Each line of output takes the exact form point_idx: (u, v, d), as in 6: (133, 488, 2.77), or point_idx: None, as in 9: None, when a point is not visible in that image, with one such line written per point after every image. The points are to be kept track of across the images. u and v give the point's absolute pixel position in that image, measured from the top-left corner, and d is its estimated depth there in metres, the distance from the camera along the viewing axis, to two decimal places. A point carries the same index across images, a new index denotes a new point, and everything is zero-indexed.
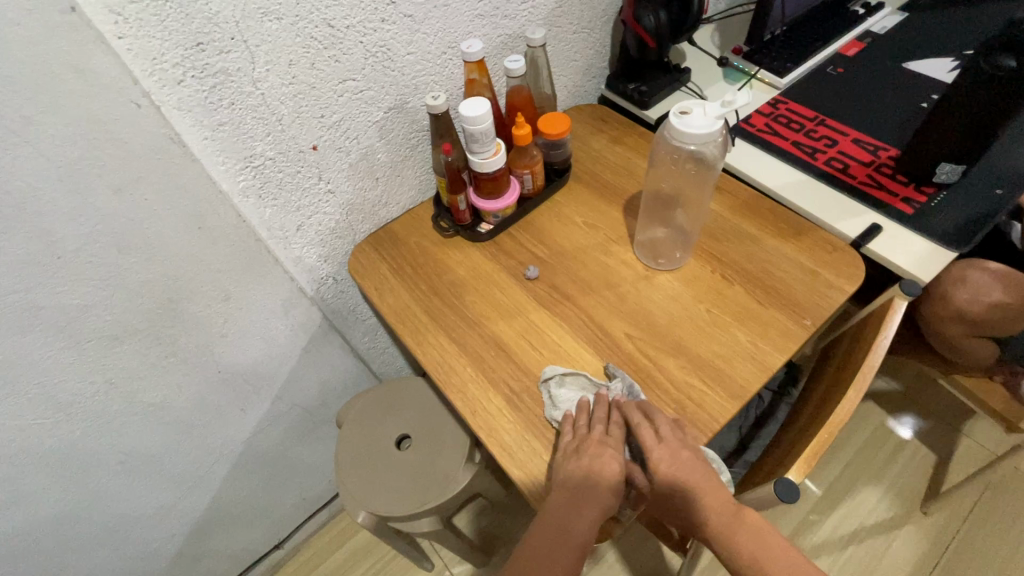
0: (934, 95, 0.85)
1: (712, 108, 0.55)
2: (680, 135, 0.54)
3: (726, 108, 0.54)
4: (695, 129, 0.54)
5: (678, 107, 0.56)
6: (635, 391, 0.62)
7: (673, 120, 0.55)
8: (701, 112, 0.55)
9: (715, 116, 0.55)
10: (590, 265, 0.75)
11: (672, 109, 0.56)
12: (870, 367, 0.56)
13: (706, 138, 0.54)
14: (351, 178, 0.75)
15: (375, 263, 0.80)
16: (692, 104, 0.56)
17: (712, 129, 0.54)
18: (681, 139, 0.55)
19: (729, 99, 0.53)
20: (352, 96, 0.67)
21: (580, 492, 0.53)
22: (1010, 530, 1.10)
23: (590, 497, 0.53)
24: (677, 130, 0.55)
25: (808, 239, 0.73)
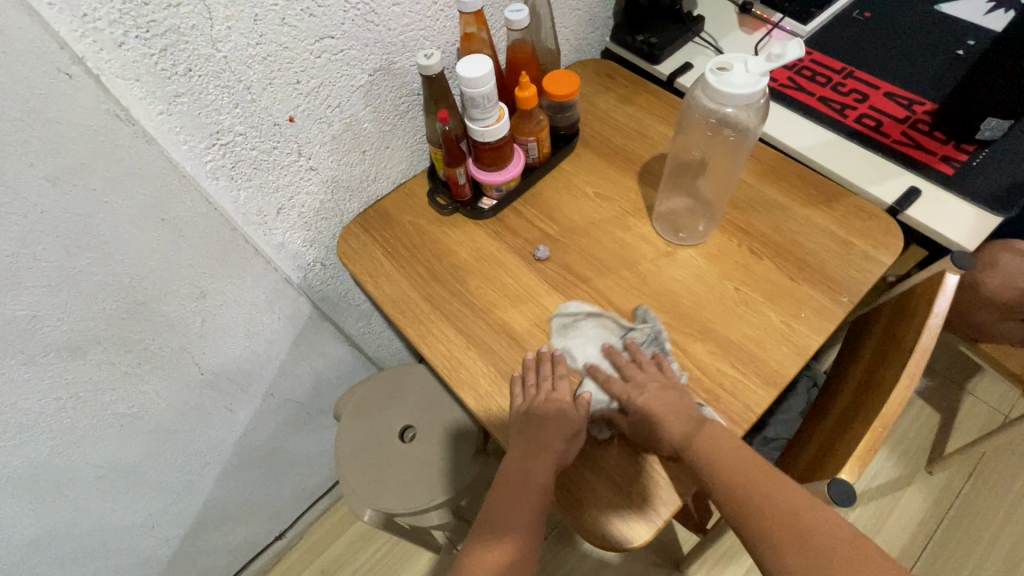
0: (969, 42, 0.78)
1: (755, 62, 0.47)
2: (719, 95, 0.47)
3: (772, 63, 0.47)
4: (735, 89, 0.47)
5: (715, 61, 0.49)
6: (663, 341, 0.60)
7: (708, 78, 0.48)
8: (742, 68, 0.48)
9: (759, 73, 0.47)
10: (605, 242, 0.69)
11: (709, 64, 0.48)
12: (922, 354, 0.51)
13: (747, 99, 0.47)
14: (334, 152, 0.66)
15: (366, 245, 0.73)
16: (733, 58, 0.48)
17: (755, 89, 0.46)
18: (719, 101, 0.48)
19: (777, 52, 0.45)
20: (332, 57, 0.58)
21: (530, 444, 0.54)
22: (1012, 485, 1.11)
23: (540, 445, 0.53)
24: (713, 90, 0.47)
25: (841, 206, 0.67)
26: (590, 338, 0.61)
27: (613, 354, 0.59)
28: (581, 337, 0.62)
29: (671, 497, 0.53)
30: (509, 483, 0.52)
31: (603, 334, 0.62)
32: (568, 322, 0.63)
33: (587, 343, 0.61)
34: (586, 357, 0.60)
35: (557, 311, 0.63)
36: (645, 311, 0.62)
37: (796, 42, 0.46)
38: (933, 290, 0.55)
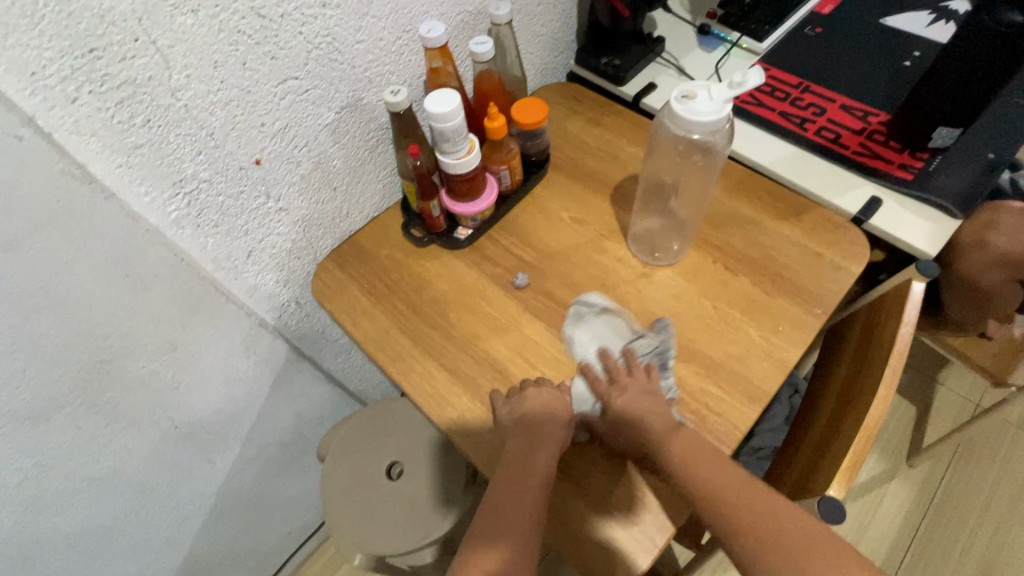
0: (915, 53, 0.82)
1: (718, 89, 0.48)
2: (686, 124, 0.48)
3: (734, 89, 0.47)
4: (701, 118, 0.47)
5: (680, 90, 0.49)
6: (665, 355, 0.60)
7: (674, 106, 0.49)
8: (706, 95, 0.49)
9: (722, 100, 0.48)
10: (583, 267, 0.69)
11: (673, 92, 0.49)
12: (897, 364, 0.53)
13: (713, 125, 0.48)
14: (305, 191, 0.65)
15: (342, 282, 0.71)
16: (697, 86, 0.49)
17: (721, 116, 0.47)
18: (686, 128, 0.48)
19: (739, 80, 0.46)
20: (297, 98, 0.57)
21: (532, 437, 0.53)
22: (988, 472, 1.14)
23: (544, 438, 0.53)
24: (680, 118, 0.48)
25: (808, 218, 0.69)
26: (598, 334, 0.62)
27: (608, 358, 0.59)
28: (595, 330, 0.63)
29: (665, 522, 0.53)
30: (503, 496, 0.51)
31: (609, 335, 0.62)
32: (583, 312, 0.65)
33: (591, 340, 0.62)
34: (586, 354, 0.61)
35: (578, 299, 0.66)
36: (662, 324, 0.62)
37: (755, 69, 0.47)
38: (901, 299, 0.57)
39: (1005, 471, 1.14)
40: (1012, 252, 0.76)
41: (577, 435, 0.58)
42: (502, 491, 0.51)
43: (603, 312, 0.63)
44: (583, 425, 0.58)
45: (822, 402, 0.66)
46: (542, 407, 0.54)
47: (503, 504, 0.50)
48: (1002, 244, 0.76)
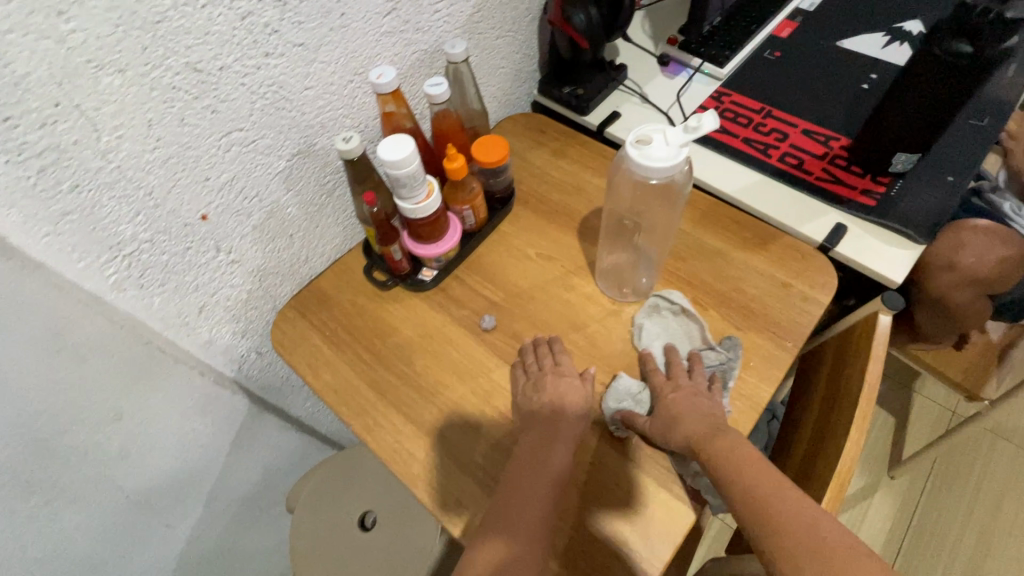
0: (872, 76, 0.83)
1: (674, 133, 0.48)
2: (644, 169, 0.47)
3: (690, 133, 0.47)
4: (657, 163, 0.47)
5: (635, 134, 0.48)
6: (729, 371, 0.60)
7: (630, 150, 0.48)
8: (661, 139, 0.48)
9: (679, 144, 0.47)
10: (551, 306, 0.68)
11: (629, 137, 0.48)
12: (868, 402, 0.52)
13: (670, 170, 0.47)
14: (258, 241, 0.63)
15: (303, 331, 0.69)
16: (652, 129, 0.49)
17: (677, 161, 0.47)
18: (645, 174, 0.47)
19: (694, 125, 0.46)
20: (243, 149, 0.55)
21: (546, 428, 0.56)
22: (967, 481, 1.15)
23: (556, 432, 0.55)
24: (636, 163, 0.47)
25: (776, 248, 0.68)
26: (665, 331, 0.64)
27: (674, 355, 0.61)
28: (663, 327, 0.64)
29: (679, 521, 0.53)
30: (518, 476, 0.52)
31: (680, 332, 0.64)
32: (663, 307, 0.65)
33: (660, 333, 0.64)
34: (650, 344, 0.63)
35: (659, 292, 0.66)
36: (732, 342, 0.61)
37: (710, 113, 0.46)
38: (869, 332, 0.57)
39: (983, 478, 1.15)
40: (979, 271, 0.79)
41: (616, 430, 0.58)
42: (519, 467, 0.53)
43: (684, 310, 0.64)
44: (621, 420, 0.58)
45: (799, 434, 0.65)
46: (554, 397, 0.57)
47: (517, 479, 0.52)
48: (970, 265, 0.79)
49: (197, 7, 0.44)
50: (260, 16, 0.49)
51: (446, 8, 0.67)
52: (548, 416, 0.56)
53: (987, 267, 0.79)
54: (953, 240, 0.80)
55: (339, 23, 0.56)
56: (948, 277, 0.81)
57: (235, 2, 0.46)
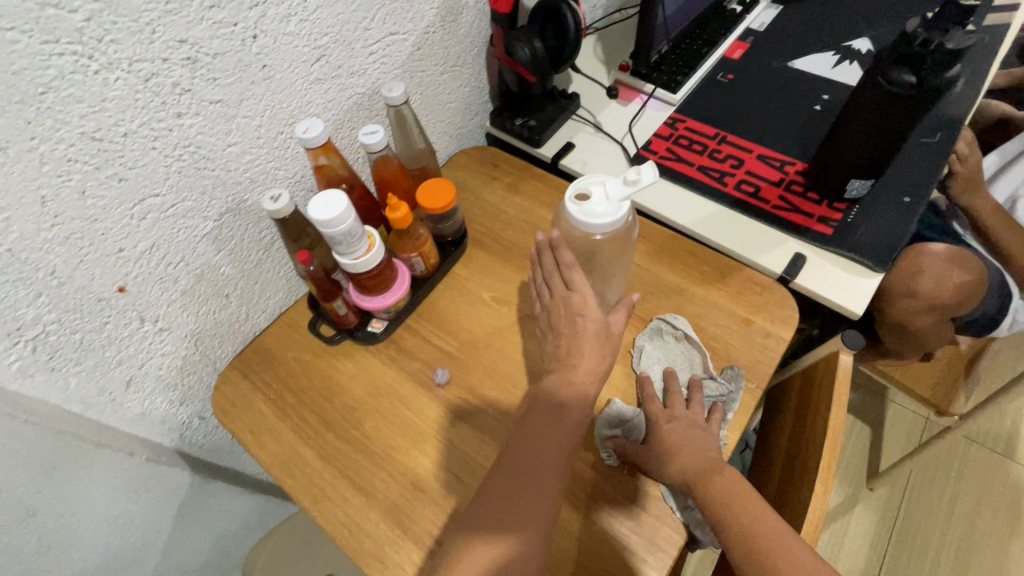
0: (824, 97, 0.83)
1: (615, 186, 0.46)
2: (582, 227, 0.46)
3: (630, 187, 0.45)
4: (595, 222, 0.46)
5: (578, 188, 0.48)
6: (731, 401, 0.58)
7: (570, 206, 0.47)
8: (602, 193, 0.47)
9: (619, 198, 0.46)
10: (508, 354, 0.65)
11: (570, 192, 0.48)
12: (832, 449, 0.51)
13: (612, 226, 0.46)
14: (189, 306, 0.59)
15: (245, 394, 0.64)
16: (593, 182, 0.48)
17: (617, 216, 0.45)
18: (585, 231, 0.46)
19: (633, 178, 0.44)
20: (162, 215, 0.51)
21: (553, 416, 0.53)
22: (944, 489, 1.15)
23: (563, 416, 0.52)
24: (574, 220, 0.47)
25: (735, 281, 0.66)
26: (665, 356, 0.62)
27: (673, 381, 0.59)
28: (663, 351, 0.63)
29: (661, 560, 0.51)
30: (512, 477, 0.50)
31: (679, 357, 0.62)
32: (664, 330, 0.63)
33: (661, 358, 0.62)
34: (649, 369, 0.61)
35: (663, 316, 0.64)
36: (734, 373, 0.59)
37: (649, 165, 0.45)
38: (832, 371, 0.55)
39: (959, 484, 1.15)
40: (939, 297, 0.79)
41: (608, 457, 0.56)
42: (517, 460, 0.51)
43: (686, 337, 0.62)
44: (614, 448, 0.56)
45: (769, 475, 0.63)
46: (560, 393, 0.54)
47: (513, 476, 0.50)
48: (929, 290, 0.80)
49: (88, 73, 0.40)
50: (167, 76, 0.45)
51: (382, 49, 0.64)
52: (551, 407, 0.53)
53: (946, 293, 0.79)
54: (912, 267, 0.81)
55: (261, 75, 0.52)
56: (906, 304, 0.83)
57: (134, 64, 0.43)
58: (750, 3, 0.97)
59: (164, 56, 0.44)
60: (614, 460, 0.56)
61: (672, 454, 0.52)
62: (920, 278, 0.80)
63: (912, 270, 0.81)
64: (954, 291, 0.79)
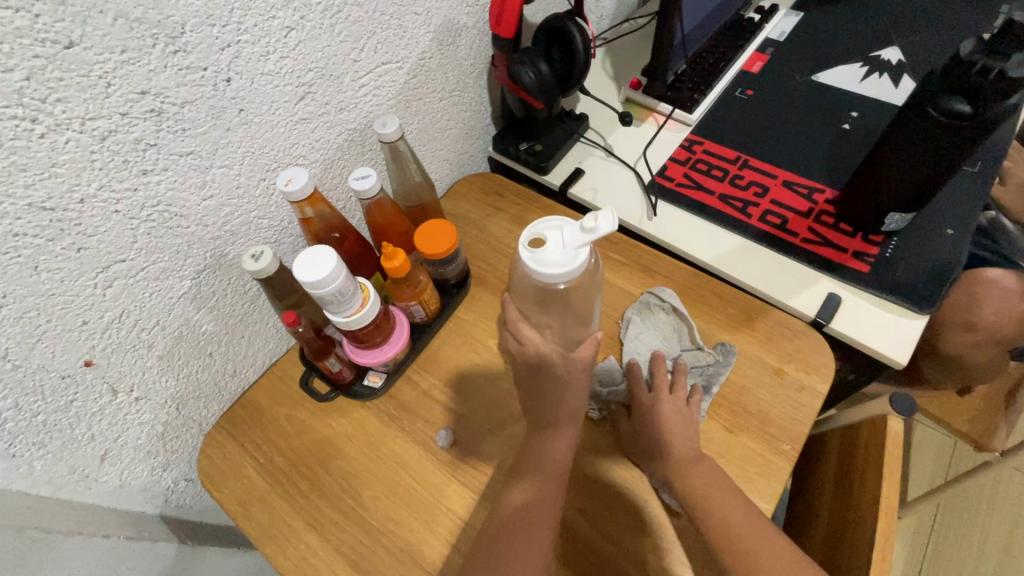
0: (853, 114, 0.77)
1: (571, 231, 0.43)
2: (541, 278, 0.44)
3: (585, 235, 0.42)
4: (556, 273, 0.43)
5: (531, 234, 0.45)
6: (720, 374, 0.57)
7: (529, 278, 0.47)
8: (558, 238, 0.44)
9: (575, 245, 0.43)
10: (517, 411, 0.59)
11: (523, 238, 0.45)
12: (887, 537, 0.45)
13: (570, 275, 0.44)
14: (168, 370, 0.54)
15: (233, 457, 0.59)
16: (547, 226, 0.45)
17: (575, 266, 0.43)
18: (544, 281, 0.44)
19: (589, 227, 0.41)
20: (131, 280, 0.46)
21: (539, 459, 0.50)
22: (975, 515, 1.09)
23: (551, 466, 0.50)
24: (532, 270, 0.44)
25: (763, 326, 0.61)
26: (656, 328, 0.62)
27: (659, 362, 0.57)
28: (655, 325, 0.62)
29: None
30: (524, 502, 0.48)
31: (666, 330, 0.62)
32: (653, 304, 0.63)
33: (650, 332, 0.61)
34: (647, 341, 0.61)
35: (650, 292, 0.63)
36: (725, 349, 0.59)
37: (605, 210, 0.41)
38: (880, 438, 0.50)
39: (992, 512, 1.09)
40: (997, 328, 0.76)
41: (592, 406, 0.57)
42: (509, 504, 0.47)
43: (675, 311, 0.62)
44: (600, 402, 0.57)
45: (810, 544, 0.58)
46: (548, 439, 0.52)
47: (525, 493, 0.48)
48: (988, 324, 0.76)
49: (32, 138, 0.35)
50: (127, 132, 0.40)
51: (374, 81, 0.58)
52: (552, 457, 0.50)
53: (1004, 322, 0.76)
54: (967, 297, 0.76)
55: (238, 120, 0.47)
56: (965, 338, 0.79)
57: (87, 122, 0.38)
58: (769, 12, 0.91)
59: (123, 111, 0.39)
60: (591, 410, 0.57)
61: (713, 499, 0.47)
62: (979, 310, 0.76)
63: (967, 303, 0.77)
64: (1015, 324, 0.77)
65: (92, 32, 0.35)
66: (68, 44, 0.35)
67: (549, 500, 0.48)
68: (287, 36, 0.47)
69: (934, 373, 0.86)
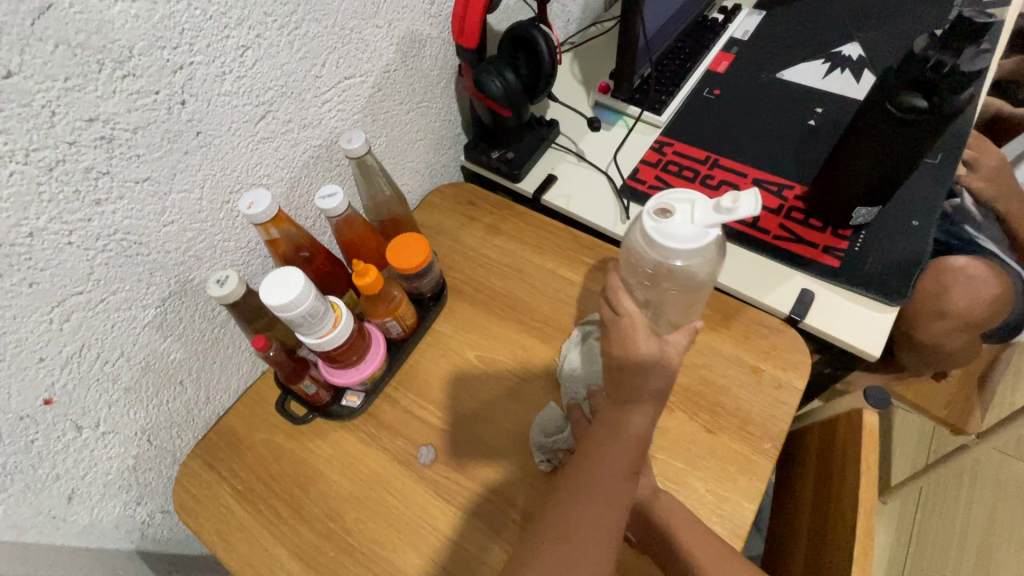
0: (818, 110, 0.78)
1: (704, 209, 0.42)
2: (661, 251, 0.43)
3: (721, 214, 0.41)
4: (678, 247, 0.42)
5: (657, 204, 0.44)
6: None
7: (643, 250, 0.46)
8: (686, 214, 0.43)
9: (705, 224, 0.42)
10: (498, 423, 0.59)
11: (648, 208, 0.44)
12: (866, 532, 0.45)
13: (694, 253, 0.43)
14: (136, 402, 0.52)
15: (210, 487, 0.58)
16: (677, 199, 0.44)
17: (697, 246, 0.42)
18: (664, 255, 0.44)
19: (726, 208, 0.40)
20: (90, 312, 0.44)
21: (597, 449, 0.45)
22: (958, 496, 1.12)
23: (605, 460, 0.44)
24: (654, 240, 0.43)
25: (739, 325, 0.61)
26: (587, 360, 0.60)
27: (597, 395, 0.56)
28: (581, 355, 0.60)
29: None
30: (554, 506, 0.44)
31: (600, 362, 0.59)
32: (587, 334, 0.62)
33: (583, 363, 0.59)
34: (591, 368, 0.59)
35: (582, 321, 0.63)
36: None
37: (749, 191, 0.39)
38: (857, 434, 0.51)
39: (974, 491, 1.12)
40: (969, 313, 0.78)
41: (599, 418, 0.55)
42: None
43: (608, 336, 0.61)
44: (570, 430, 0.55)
45: (795, 539, 0.58)
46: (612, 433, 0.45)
47: (573, 496, 0.43)
48: (959, 310, 0.78)
49: None
50: (76, 162, 0.39)
51: (338, 96, 0.57)
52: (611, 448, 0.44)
53: (976, 308, 0.77)
54: (935, 285, 0.78)
55: (196, 143, 0.46)
56: (938, 325, 0.80)
57: (32, 153, 0.36)
58: (732, 12, 0.92)
59: (70, 140, 0.38)
60: (540, 459, 0.55)
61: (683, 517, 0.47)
62: (947, 296, 0.78)
63: (937, 289, 0.79)
64: (992, 306, 0.78)
65: (32, 60, 0.34)
66: (6, 75, 0.33)
67: (601, 491, 0.43)
68: (243, 55, 0.46)
69: (910, 360, 0.87)
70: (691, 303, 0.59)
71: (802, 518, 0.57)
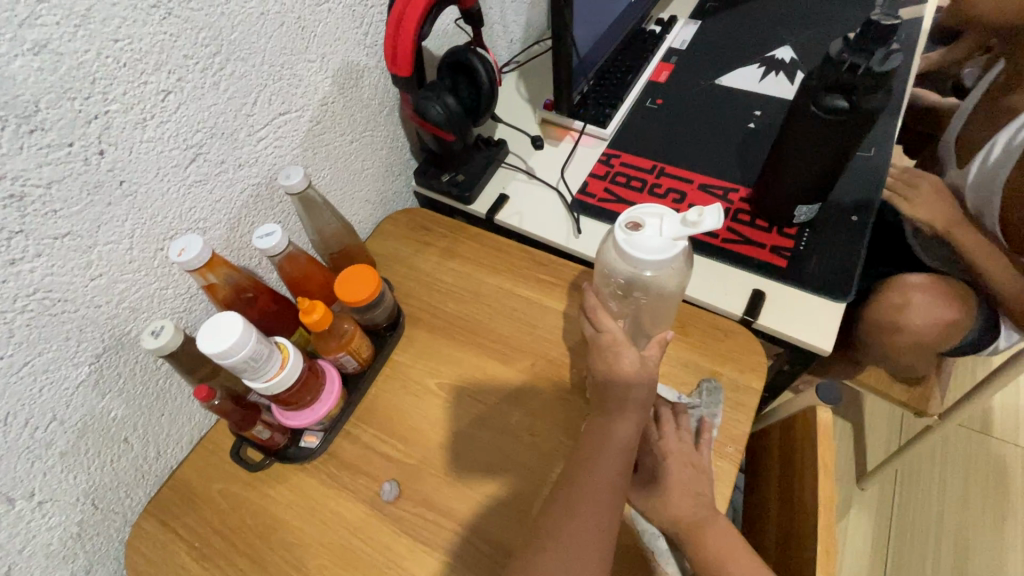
0: (755, 112, 0.80)
1: (672, 223, 0.46)
2: (630, 259, 0.46)
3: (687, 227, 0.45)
4: (646, 256, 0.46)
5: (631, 217, 0.48)
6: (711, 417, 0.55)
7: (616, 263, 0.49)
8: (655, 227, 0.46)
9: (673, 237, 0.46)
10: (462, 450, 0.58)
11: (621, 221, 0.48)
12: (828, 529, 0.45)
13: (661, 263, 0.46)
14: (74, 465, 0.49)
15: (165, 546, 0.55)
16: (648, 213, 0.47)
17: (668, 257, 0.45)
18: (633, 264, 0.47)
19: (693, 221, 0.44)
20: (13, 377, 0.42)
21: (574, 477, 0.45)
22: (932, 475, 1.14)
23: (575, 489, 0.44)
24: (625, 250, 0.47)
25: (695, 330, 0.61)
26: None
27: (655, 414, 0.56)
28: None
29: None
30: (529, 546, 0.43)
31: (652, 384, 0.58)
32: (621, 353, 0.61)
33: None
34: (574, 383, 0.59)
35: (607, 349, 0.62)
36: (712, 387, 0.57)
37: (712, 207, 0.43)
38: (814, 431, 0.51)
39: (946, 468, 1.14)
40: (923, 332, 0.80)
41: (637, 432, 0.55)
42: None
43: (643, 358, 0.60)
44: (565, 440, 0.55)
45: (766, 538, 0.58)
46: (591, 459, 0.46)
47: (557, 510, 0.44)
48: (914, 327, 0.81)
49: None
50: None
51: (273, 133, 0.57)
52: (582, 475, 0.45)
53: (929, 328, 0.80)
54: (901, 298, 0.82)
55: (121, 192, 0.45)
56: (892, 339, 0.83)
57: None
58: (669, 23, 0.95)
59: None
60: None
61: None
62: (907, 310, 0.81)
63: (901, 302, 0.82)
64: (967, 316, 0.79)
65: None
66: None
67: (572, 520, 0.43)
68: (165, 100, 0.45)
69: None
70: (667, 311, 0.60)
71: (771, 518, 0.57)
